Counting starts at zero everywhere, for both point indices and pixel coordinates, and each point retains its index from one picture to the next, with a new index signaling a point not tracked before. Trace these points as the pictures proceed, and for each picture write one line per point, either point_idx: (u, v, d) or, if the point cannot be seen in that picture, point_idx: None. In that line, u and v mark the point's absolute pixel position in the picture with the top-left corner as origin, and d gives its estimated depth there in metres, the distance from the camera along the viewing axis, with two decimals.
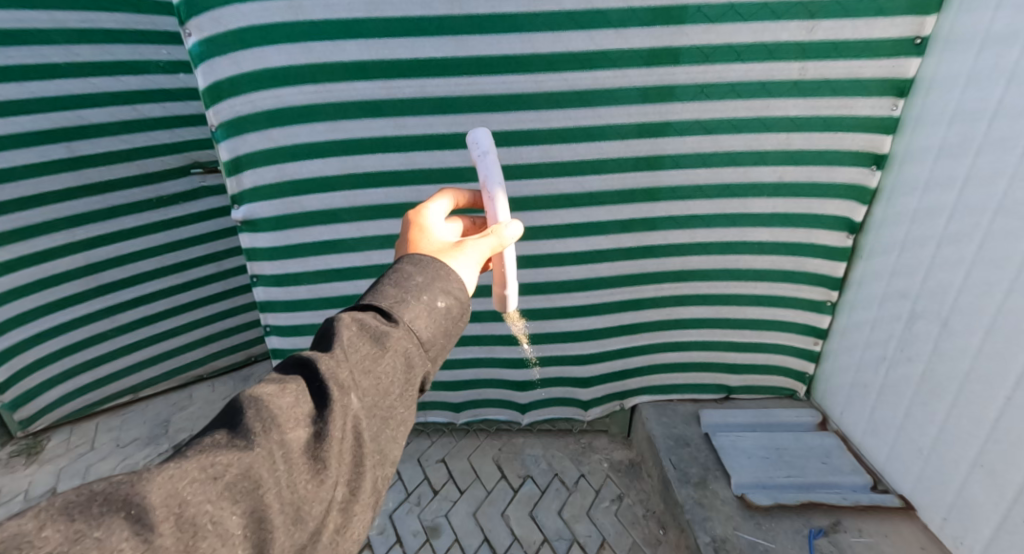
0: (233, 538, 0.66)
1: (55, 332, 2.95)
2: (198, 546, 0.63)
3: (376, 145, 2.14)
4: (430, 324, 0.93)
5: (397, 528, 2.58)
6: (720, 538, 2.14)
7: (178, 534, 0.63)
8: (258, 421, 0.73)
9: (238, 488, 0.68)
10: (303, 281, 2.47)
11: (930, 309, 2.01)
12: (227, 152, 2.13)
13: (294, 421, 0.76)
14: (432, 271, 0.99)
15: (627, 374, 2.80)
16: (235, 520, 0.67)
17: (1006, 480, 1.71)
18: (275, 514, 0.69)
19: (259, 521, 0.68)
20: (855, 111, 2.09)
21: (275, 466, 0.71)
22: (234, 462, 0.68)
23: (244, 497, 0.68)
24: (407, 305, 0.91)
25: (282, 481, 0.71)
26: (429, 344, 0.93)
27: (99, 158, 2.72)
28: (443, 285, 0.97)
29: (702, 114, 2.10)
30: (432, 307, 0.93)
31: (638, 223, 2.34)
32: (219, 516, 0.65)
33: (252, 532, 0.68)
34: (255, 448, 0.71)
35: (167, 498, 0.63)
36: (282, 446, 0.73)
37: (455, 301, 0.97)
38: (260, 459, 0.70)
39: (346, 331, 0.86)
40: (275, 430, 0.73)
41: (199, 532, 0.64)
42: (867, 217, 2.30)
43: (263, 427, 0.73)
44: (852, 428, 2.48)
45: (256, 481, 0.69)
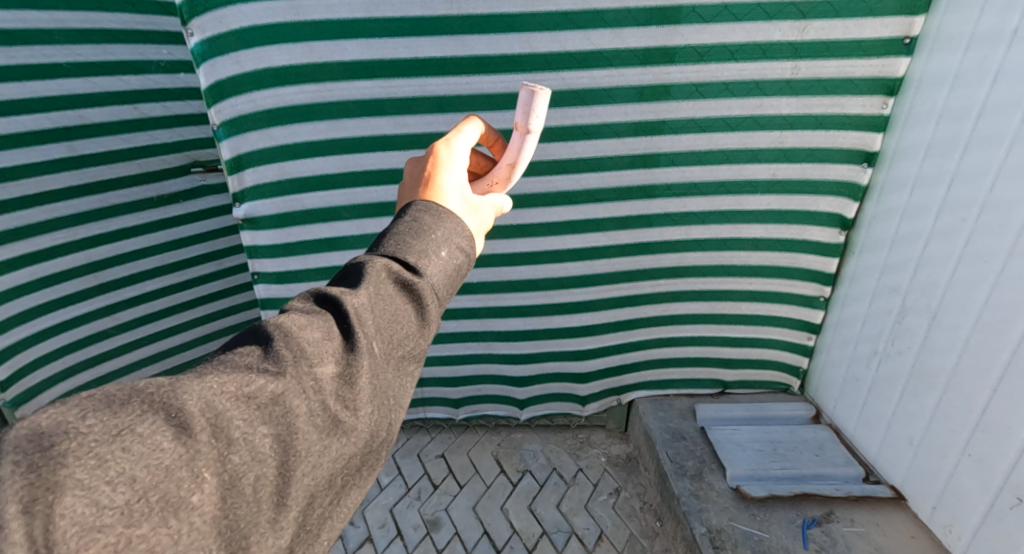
0: (263, 455, 0.69)
1: (57, 330, 2.97)
2: (231, 457, 0.66)
3: (376, 144, 2.17)
4: (446, 280, 0.94)
5: (398, 522, 2.62)
6: (715, 528, 2.18)
7: (214, 442, 0.66)
8: (289, 351, 0.77)
9: (270, 410, 0.71)
10: (304, 278, 2.49)
11: (919, 304, 2.06)
12: (228, 151, 2.14)
13: (323, 354, 0.79)
14: (450, 228, 0.98)
15: (624, 369, 2.84)
16: (266, 440, 0.70)
17: (993, 467, 1.76)
18: (303, 438, 0.73)
19: (288, 444, 0.71)
20: (846, 110, 2.13)
21: (306, 394, 0.74)
22: (269, 385, 0.72)
23: (275, 419, 0.71)
24: (428, 261, 0.91)
25: (311, 409, 0.74)
26: (444, 299, 0.95)
27: (100, 157, 2.74)
28: (458, 240, 0.98)
29: (697, 113, 2.14)
30: (448, 263, 0.94)
31: (635, 220, 2.38)
32: (251, 433, 0.69)
33: (280, 455, 0.71)
34: (287, 376, 0.74)
35: (206, 409, 0.67)
36: (312, 376, 0.76)
37: (467, 260, 0.99)
38: (291, 387, 0.73)
39: (369, 278, 0.86)
40: (307, 360, 0.77)
41: (233, 444, 0.67)
42: (859, 214, 2.34)
43: (295, 358, 0.76)
44: (844, 421, 2.52)
45: (287, 406, 0.72)
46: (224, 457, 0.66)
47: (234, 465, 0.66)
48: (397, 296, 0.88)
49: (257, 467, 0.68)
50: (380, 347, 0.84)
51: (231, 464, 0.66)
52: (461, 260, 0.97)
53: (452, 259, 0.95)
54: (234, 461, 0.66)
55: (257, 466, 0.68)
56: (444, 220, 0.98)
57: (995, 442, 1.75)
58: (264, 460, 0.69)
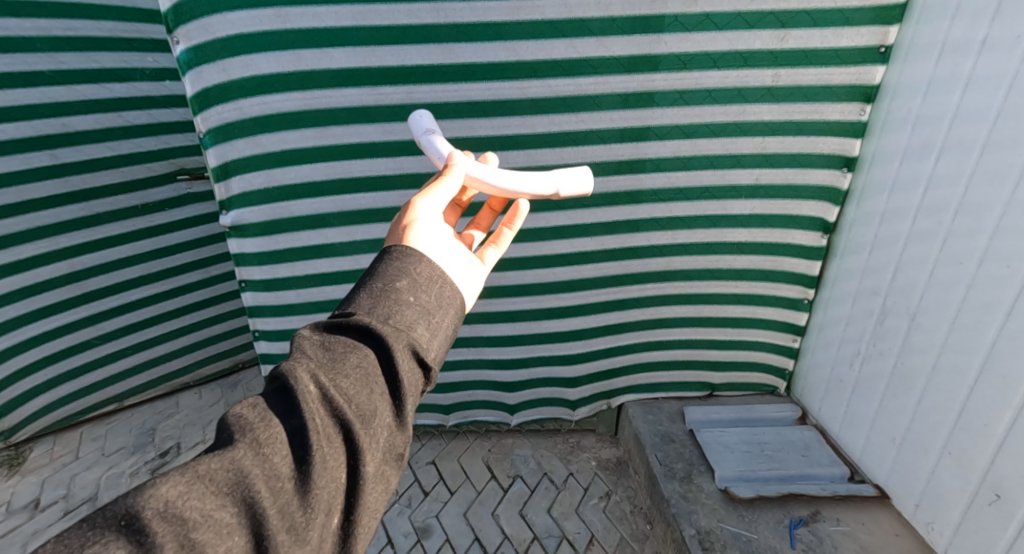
0: (228, 526, 0.69)
1: (38, 340, 2.90)
2: (193, 538, 0.66)
3: (365, 150, 2.18)
4: (388, 302, 0.97)
5: (388, 530, 2.60)
6: (704, 530, 2.20)
7: (173, 530, 0.66)
8: (237, 427, 0.79)
9: (222, 484, 0.71)
10: (292, 285, 2.48)
11: (899, 305, 2.10)
12: (215, 158, 2.14)
13: (272, 418, 0.80)
14: (388, 258, 1.07)
15: (613, 373, 2.86)
16: (228, 511, 0.70)
17: (973, 466, 1.80)
18: (267, 499, 0.72)
19: (250, 509, 0.71)
20: (826, 116, 2.18)
21: (258, 457, 0.75)
22: (214, 462, 0.73)
23: (231, 490, 0.71)
24: (364, 296, 0.99)
25: (268, 469, 0.75)
26: (397, 319, 0.96)
27: (84, 165, 2.71)
28: (397, 267, 1.04)
29: (681, 120, 2.18)
30: (387, 287, 1.00)
31: (622, 225, 2.41)
32: (210, 510, 0.69)
33: (248, 520, 0.71)
34: (236, 448, 0.75)
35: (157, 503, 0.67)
36: (262, 440, 0.77)
37: (415, 279, 1.03)
38: (242, 455, 0.75)
39: (303, 338, 0.94)
40: (257, 427, 0.79)
41: (188, 527, 0.67)
42: (840, 218, 2.39)
43: (243, 430, 0.78)
44: (830, 422, 2.56)
45: (240, 472, 0.73)
46: (187, 540, 0.66)
47: (198, 545, 0.66)
48: (340, 337, 0.93)
49: (224, 539, 0.68)
50: (328, 382, 0.85)
51: (194, 545, 0.66)
52: (404, 280, 1.02)
53: (392, 283, 1.00)
54: (197, 540, 0.66)
55: (223, 537, 0.68)
56: (381, 256, 1.09)
57: (974, 440, 1.79)
58: (232, 530, 0.69)
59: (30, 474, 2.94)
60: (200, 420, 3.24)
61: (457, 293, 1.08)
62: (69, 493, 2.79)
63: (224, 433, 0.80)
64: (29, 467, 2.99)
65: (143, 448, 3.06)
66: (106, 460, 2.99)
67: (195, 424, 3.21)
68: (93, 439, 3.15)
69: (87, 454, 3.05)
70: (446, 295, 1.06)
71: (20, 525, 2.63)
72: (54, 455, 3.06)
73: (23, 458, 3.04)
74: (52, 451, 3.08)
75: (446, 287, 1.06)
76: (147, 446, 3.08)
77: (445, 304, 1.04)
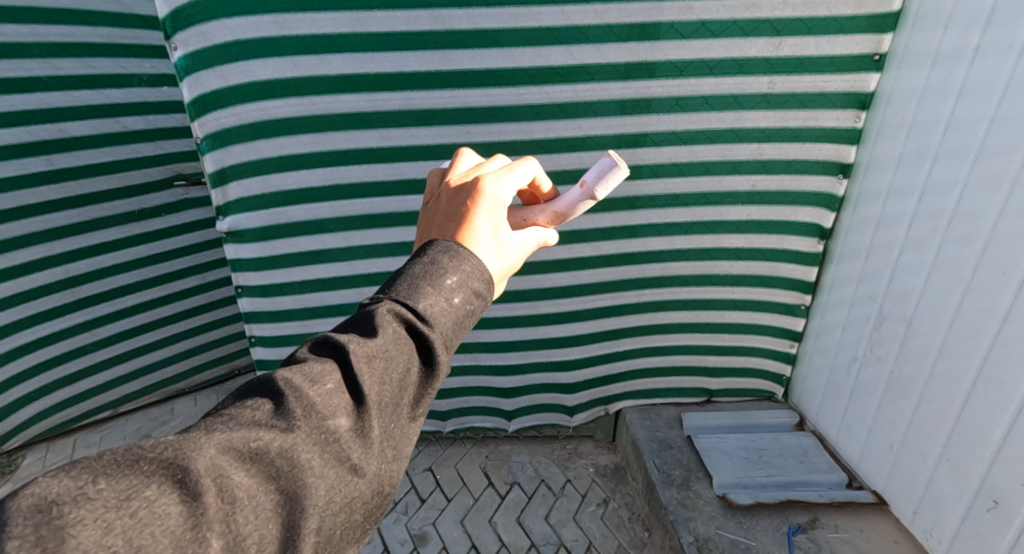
0: (266, 514, 0.68)
1: (33, 347, 2.89)
2: (235, 519, 0.65)
3: (362, 156, 2.18)
4: (460, 325, 0.93)
5: (384, 538, 2.58)
6: (703, 537, 2.18)
7: (219, 505, 0.65)
8: (300, 404, 0.75)
9: (277, 468, 0.70)
10: (289, 291, 2.48)
11: (896, 311, 2.10)
12: (211, 164, 2.14)
13: (335, 408, 0.77)
14: (467, 269, 0.96)
15: (611, 379, 2.86)
16: (272, 495, 0.70)
17: (970, 473, 1.80)
18: (312, 498, 0.71)
19: (293, 502, 0.70)
20: (821, 122, 2.19)
21: (316, 450, 0.73)
22: (275, 441, 0.71)
23: (283, 477, 0.70)
24: (441, 310, 0.90)
25: (321, 465, 0.73)
26: (454, 346, 0.93)
27: (81, 170, 2.71)
28: (474, 285, 0.96)
29: (678, 126, 2.19)
30: (461, 311, 0.93)
31: (619, 231, 2.41)
32: (258, 494, 0.68)
33: (287, 513, 0.70)
34: (296, 431, 0.72)
35: (215, 468, 0.66)
36: (324, 428, 0.75)
37: (481, 306, 0.97)
38: (300, 442, 0.72)
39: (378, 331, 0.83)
40: (320, 413, 0.75)
41: (237, 505, 0.66)
42: (835, 224, 2.40)
43: (306, 412, 0.75)
44: (828, 428, 2.55)
45: (294, 462, 0.71)
46: (228, 521, 0.65)
47: (239, 524, 0.65)
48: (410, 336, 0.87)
49: (261, 526, 0.67)
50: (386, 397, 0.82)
51: (235, 527, 0.65)
52: (477, 304, 0.97)
53: (466, 305, 0.94)
54: (238, 522, 0.65)
55: (261, 525, 0.67)
56: (460, 260, 0.97)
57: (972, 448, 1.79)
58: (269, 518, 0.69)
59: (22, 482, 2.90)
60: None
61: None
62: None
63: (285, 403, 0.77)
64: (22, 475, 2.96)
65: None
66: None
67: None
68: (87, 446, 3.12)
69: None
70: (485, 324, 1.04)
71: None
72: (47, 462, 3.04)
73: (16, 465, 3.01)
74: (46, 458, 3.05)
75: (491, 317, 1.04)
76: None
77: None
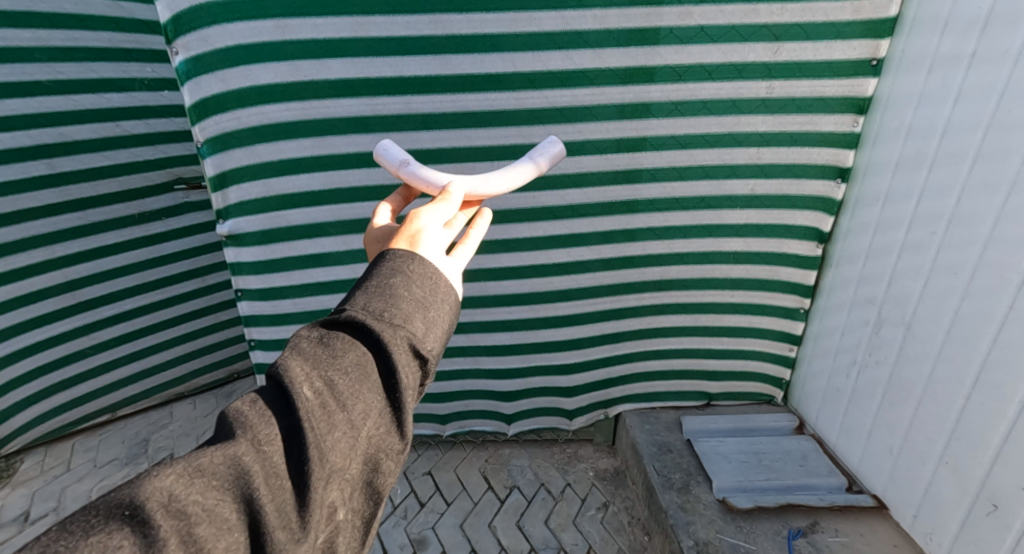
0: (228, 523, 0.69)
1: (31, 351, 2.87)
2: (194, 533, 0.66)
3: (362, 161, 2.19)
4: (382, 298, 0.94)
5: (384, 542, 2.56)
6: (703, 541, 2.17)
7: (173, 525, 0.66)
8: (237, 421, 0.78)
9: (225, 479, 0.71)
10: (289, 295, 2.48)
11: (894, 315, 2.11)
12: (211, 168, 2.14)
13: (270, 415, 0.79)
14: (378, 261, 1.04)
15: (610, 382, 2.86)
16: (229, 507, 0.70)
17: (970, 475, 1.80)
18: (266, 496, 0.72)
19: (250, 505, 0.71)
20: (820, 127, 2.20)
21: (259, 454, 0.74)
22: (216, 456, 0.72)
23: (233, 485, 0.71)
24: (356, 296, 0.96)
25: (269, 466, 0.74)
26: (393, 315, 0.93)
27: (81, 174, 2.71)
28: (390, 264, 1.01)
29: (677, 130, 2.20)
30: (379, 286, 0.97)
31: (619, 234, 2.42)
32: (213, 505, 0.68)
33: (247, 515, 0.71)
34: (236, 443, 0.74)
35: (161, 495, 0.67)
36: (262, 435, 0.76)
37: (408, 274, 0.99)
38: (242, 451, 0.74)
39: (295, 344, 0.90)
40: (256, 423, 0.77)
41: (192, 521, 0.66)
42: (834, 228, 2.40)
43: (243, 426, 0.77)
44: (827, 431, 2.56)
45: (241, 468, 0.72)
46: (188, 536, 0.66)
47: (198, 538, 0.66)
48: (338, 332, 0.92)
49: (224, 535, 0.68)
50: (325, 381, 0.83)
51: (196, 539, 0.66)
52: (398, 278, 0.98)
53: (386, 280, 0.98)
54: (199, 535, 0.66)
55: (224, 533, 0.68)
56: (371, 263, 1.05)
57: (972, 450, 1.79)
58: (233, 525, 0.69)
59: (21, 486, 2.87)
60: (194, 429, 3.21)
61: (450, 290, 1.04)
62: (60, 505, 2.73)
63: (225, 428, 0.79)
64: (20, 479, 2.93)
65: (136, 459, 3.02)
66: (98, 472, 2.93)
67: (189, 434, 3.18)
68: (85, 450, 3.11)
69: (79, 464, 3.00)
70: (438, 288, 1.02)
71: (10, 539, 2.54)
72: (45, 465, 3.01)
73: (14, 469, 2.98)
74: (44, 462, 3.03)
75: (439, 282, 1.02)
76: (140, 456, 3.03)
77: (439, 295, 1.01)
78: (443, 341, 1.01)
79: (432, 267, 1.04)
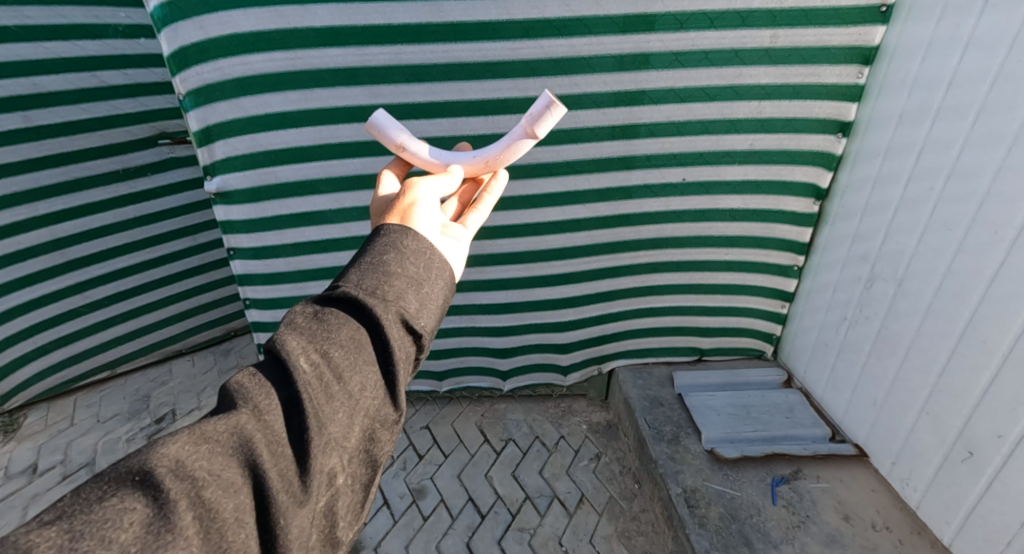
0: (235, 486, 0.70)
1: (25, 309, 2.86)
2: (202, 495, 0.67)
3: (351, 115, 2.12)
4: (376, 274, 0.94)
5: (384, 492, 2.64)
6: (690, 488, 2.24)
7: (182, 489, 0.67)
8: (238, 393, 0.79)
9: (229, 446, 0.73)
10: (282, 254, 2.46)
11: (887, 271, 2.13)
12: (195, 122, 2.07)
13: (268, 386, 0.80)
14: (372, 236, 1.03)
15: (605, 339, 2.90)
16: (235, 472, 0.71)
17: (948, 425, 1.86)
18: (269, 462, 0.73)
19: (254, 471, 0.72)
20: (823, 79, 2.14)
21: (261, 422, 0.76)
22: (219, 425, 0.74)
23: (238, 450, 0.73)
24: (350, 273, 0.95)
25: (271, 434, 0.76)
26: (386, 289, 0.93)
27: (60, 128, 2.62)
28: (383, 240, 1.01)
29: (676, 83, 2.13)
30: (372, 262, 0.96)
31: (615, 192, 2.39)
32: (219, 470, 0.70)
33: (252, 480, 0.72)
34: (239, 412, 0.76)
35: (167, 461, 0.68)
36: (263, 405, 0.77)
37: (402, 251, 0.99)
38: (245, 420, 0.75)
39: (290, 319, 0.90)
40: (257, 394, 0.79)
41: (200, 484, 0.68)
42: (833, 184, 2.38)
43: (244, 397, 0.79)
44: (814, 385, 2.63)
45: (244, 436, 0.74)
46: (197, 498, 0.67)
47: (208, 500, 0.67)
48: (331, 308, 0.92)
49: (233, 497, 0.69)
50: (321, 354, 0.84)
51: (205, 501, 0.67)
52: (392, 254, 0.98)
53: (379, 256, 0.97)
54: (207, 498, 0.67)
55: (232, 495, 0.69)
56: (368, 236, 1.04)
57: (953, 401, 1.84)
58: (239, 489, 0.70)
59: (26, 440, 2.91)
60: (194, 386, 3.25)
61: (445, 266, 1.04)
62: (66, 457, 2.78)
63: (226, 402, 0.80)
64: (23, 433, 2.97)
65: (138, 414, 3.06)
66: (101, 427, 2.97)
67: (189, 390, 3.22)
68: (87, 405, 3.14)
69: (82, 419, 3.04)
70: (433, 264, 1.01)
71: (19, 489, 2.61)
72: (48, 420, 3.05)
73: (18, 424, 3.02)
74: (46, 417, 3.07)
75: (433, 257, 1.02)
76: (142, 411, 3.08)
77: (434, 271, 1.01)
78: (437, 316, 1.01)
79: (429, 244, 1.04)
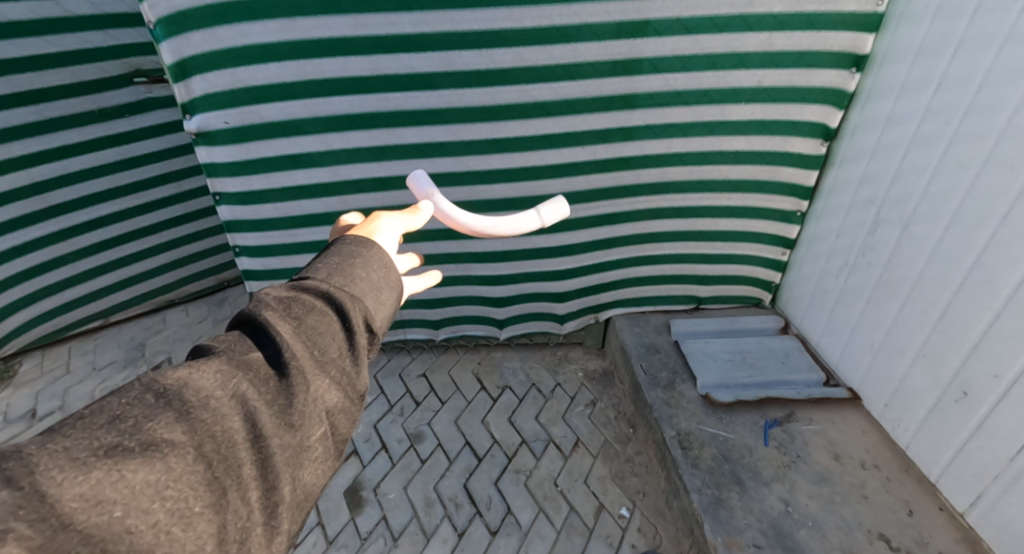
0: (223, 419, 0.70)
1: (8, 256, 2.78)
2: (191, 425, 0.68)
3: (336, 48, 1.99)
4: (343, 272, 0.91)
5: (381, 436, 2.66)
6: (684, 431, 2.27)
7: (172, 422, 0.67)
8: (227, 343, 0.79)
9: (219, 380, 0.73)
10: (270, 199, 2.38)
11: (893, 214, 2.07)
12: (169, 55, 1.94)
13: (252, 345, 0.80)
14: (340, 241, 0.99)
15: (602, 288, 2.87)
16: (220, 407, 0.71)
17: (944, 364, 1.86)
18: (254, 398, 0.74)
19: (241, 408, 0.72)
20: (839, 7, 2.01)
21: (249, 367, 0.76)
22: (207, 366, 0.74)
23: (226, 385, 0.73)
24: (315, 270, 0.91)
25: (258, 375, 0.76)
26: (351, 285, 0.90)
27: (27, 62, 2.47)
28: (353, 243, 0.98)
29: (683, 12, 2.00)
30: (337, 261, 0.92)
31: (615, 133, 2.29)
32: (209, 404, 0.70)
33: (239, 415, 0.72)
34: (228, 356, 0.76)
35: (157, 385, 0.71)
36: (250, 356, 0.78)
37: (371, 256, 0.95)
38: (232, 363, 0.75)
39: (258, 297, 0.86)
40: (245, 347, 0.79)
41: (190, 416, 0.68)
42: (843, 123, 2.28)
43: (233, 347, 0.79)
44: (811, 331, 2.62)
45: (233, 375, 0.74)
46: (186, 428, 0.67)
47: (197, 427, 0.68)
48: (299, 293, 0.87)
49: (219, 427, 0.69)
50: (291, 326, 0.81)
51: (193, 431, 0.67)
52: (363, 259, 0.95)
53: (349, 255, 0.94)
54: (197, 426, 0.68)
55: (218, 426, 0.69)
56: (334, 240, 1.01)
57: (952, 341, 1.83)
58: (225, 424, 0.70)
59: (22, 387, 2.91)
60: (189, 335, 3.24)
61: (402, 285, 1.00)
62: (64, 404, 2.79)
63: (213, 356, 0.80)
64: (20, 380, 2.96)
65: (134, 362, 3.06)
66: (97, 374, 2.98)
67: (184, 340, 3.21)
68: (82, 354, 3.13)
69: (77, 367, 3.04)
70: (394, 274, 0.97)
71: (20, 433, 2.63)
72: (44, 368, 3.04)
73: (14, 371, 3.01)
74: (42, 365, 3.06)
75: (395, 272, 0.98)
76: (138, 360, 3.08)
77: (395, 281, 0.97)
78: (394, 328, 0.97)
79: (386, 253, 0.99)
